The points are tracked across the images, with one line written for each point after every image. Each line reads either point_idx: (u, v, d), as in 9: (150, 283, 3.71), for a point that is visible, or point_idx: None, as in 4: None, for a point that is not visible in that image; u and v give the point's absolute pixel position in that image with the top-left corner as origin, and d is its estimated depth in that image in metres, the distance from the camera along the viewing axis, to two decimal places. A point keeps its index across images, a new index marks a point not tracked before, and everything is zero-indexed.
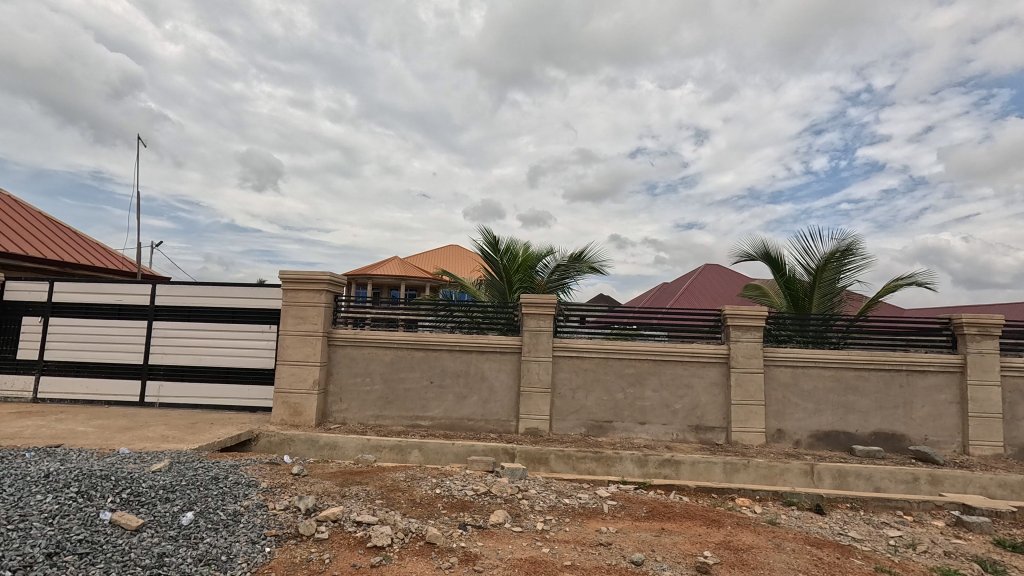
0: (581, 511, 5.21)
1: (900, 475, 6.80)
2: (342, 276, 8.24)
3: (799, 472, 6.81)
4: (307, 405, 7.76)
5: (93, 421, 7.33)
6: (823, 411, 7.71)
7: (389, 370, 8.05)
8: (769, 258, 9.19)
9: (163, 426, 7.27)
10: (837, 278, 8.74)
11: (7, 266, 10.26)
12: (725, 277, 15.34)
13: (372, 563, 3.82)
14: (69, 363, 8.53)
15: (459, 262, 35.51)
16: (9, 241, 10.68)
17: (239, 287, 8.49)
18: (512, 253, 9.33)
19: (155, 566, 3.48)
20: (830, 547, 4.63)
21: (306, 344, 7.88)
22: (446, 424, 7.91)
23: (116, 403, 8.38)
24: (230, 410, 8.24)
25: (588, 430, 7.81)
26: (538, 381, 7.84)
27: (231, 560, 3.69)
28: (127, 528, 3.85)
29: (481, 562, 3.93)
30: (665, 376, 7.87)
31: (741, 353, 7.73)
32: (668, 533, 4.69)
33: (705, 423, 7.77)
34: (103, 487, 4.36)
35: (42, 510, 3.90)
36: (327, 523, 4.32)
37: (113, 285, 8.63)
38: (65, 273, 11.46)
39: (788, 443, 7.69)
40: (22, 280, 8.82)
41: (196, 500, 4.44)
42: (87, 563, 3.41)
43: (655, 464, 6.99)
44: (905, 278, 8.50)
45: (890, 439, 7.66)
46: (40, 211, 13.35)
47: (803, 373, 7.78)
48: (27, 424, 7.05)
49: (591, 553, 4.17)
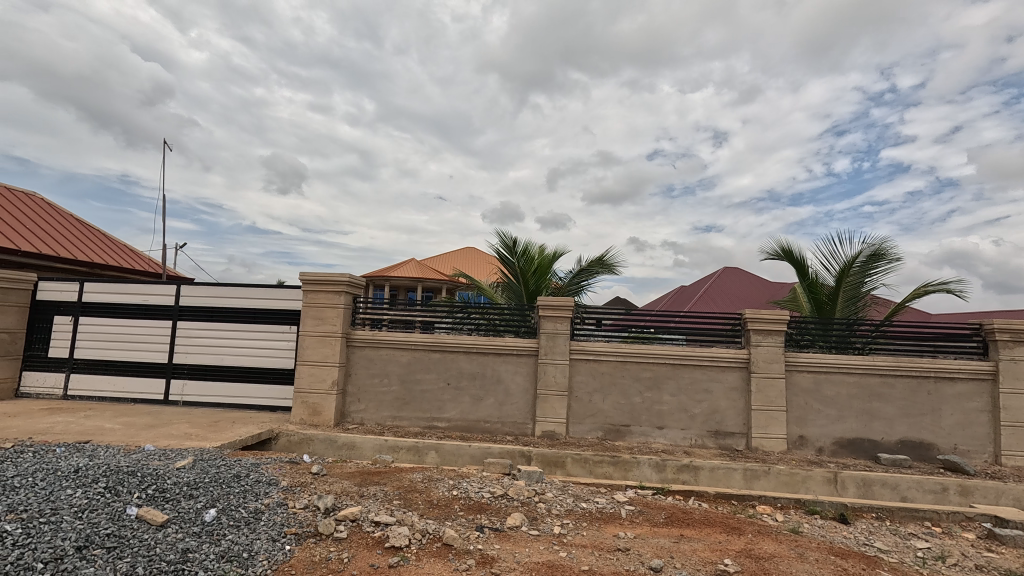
0: (599, 516, 5.18)
1: (928, 485, 6.64)
2: (360, 277, 8.32)
3: (821, 479, 6.72)
4: (326, 405, 7.84)
5: (120, 419, 7.49)
6: (846, 417, 7.54)
7: (406, 371, 8.10)
8: (791, 260, 9.03)
9: (186, 424, 7.39)
10: (863, 281, 8.52)
11: (39, 267, 10.55)
12: (743, 281, 15.04)
13: (390, 563, 3.84)
14: (97, 362, 8.76)
15: (476, 264, 35.91)
16: (43, 242, 11.10)
17: (259, 289, 8.63)
18: (530, 255, 9.30)
19: (180, 561, 3.54)
20: (855, 558, 4.51)
21: (325, 345, 7.96)
22: (462, 426, 7.93)
23: (143, 401, 8.57)
24: (252, 410, 8.35)
25: (605, 434, 7.75)
26: (554, 384, 7.81)
27: (253, 557, 3.74)
28: (153, 523, 3.93)
29: (498, 565, 3.92)
30: (683, 380, 7.78)
31: (762, 358, 7.60)
32: (687, 540, 4.62)
33: (724, 429, 7.65)
34: (130, 483, 4.47)
35: (72, 504, 4.02)
36: (346, 522, 4.37)
37: (140, 285, 8.85)
38: (94, 274, 11.75)
39: (810, 450, 7.54)
40: (54, 280, 9.09)
41: (219, 498, 4.52)
42: (115, 557, 3.48)
43: (673, 469, 6.92)
44: (935, 284, 8.21)
45: (917, 447, 7.46)
46: (71, 214, 13.81)
47: (827, 379, 7.62)
48: (57, 421, 7.24)
49: (609, 558, 4.15)
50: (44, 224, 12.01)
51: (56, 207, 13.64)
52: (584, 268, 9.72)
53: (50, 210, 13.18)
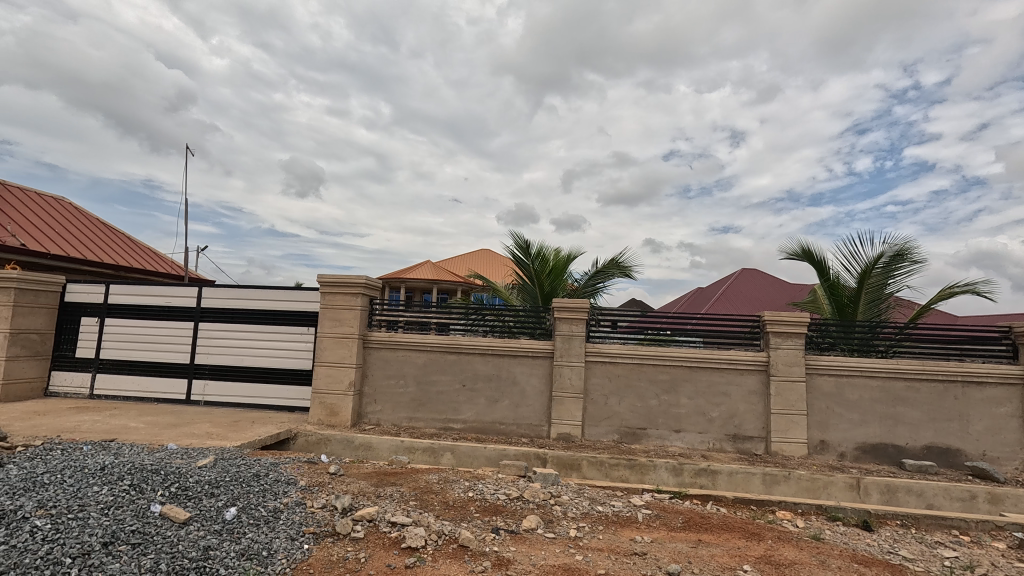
0: (615, 519, 5.14)
1: (956, 492, 6.45)
2: (376, 279, 8.39)
3: (844, 485, 6.57)
4: (343, 406, 7.92)
5: (144, 418, 7.66)
6: (869, 422, 7.38)
7: (422, 373, 8.15)
8: (812, 261, 8.87)
9: (207, 424, 7.53)
10: (886, 282, 8.34)
11: (67, 270, 10.85)
12: (762, 282, 14.82)
13: (407, 563, 3.86)
14: (122, 362, 8.97)
15: (492, 266, 35.99)
16: (71, 246, 11.42)
17: (277, 291, 8.76)
18: (545, 257, 9.29)
19: (201, 558, 3.60)
20: (880, 566, 4.41)
21: (342, 346, 8.04)
22: (478, 428, 7.94)
23: (165, 401, 8.76)
24: (270, 410, 8.47)
25: (621, 437, 7.70)
26: (570, 387, 7.78)
27: (272, 556, 3.79)
28: (175, 521, 4.01)
29: (514, 567, 3.92)
30: (701, 383, 7.69)
31: (781, 361, 7.48)
32: (706, 546, 4.57)
33: (743, 433, 7.54)
34: (154, 480, 4.58)
35: (98, 500, 4.12)
36: (363, 522, 4.41)
37: (163, 287, 9.05)
38: (120, 277, 12.05)
39: (832, 455, 7.39)
40: (82, 282, 9.35)
41: (239, 497, 4.60)
42: (139, 553, 3.56)
43: (691, 473, 6.83)
44: (961, 285, 7.99)
45: (944, 453, 7.26)
46: (98, 218, 14.19)
47: (849, 383, 7.46)
48: (84, 419, 7.44)
49: (626, 562, 4.12)
50: (72, 228, 12.36)
51: (84, 212, 14.02)
52: (600, 270, 9.67)
53: (78, 214, 13.55)
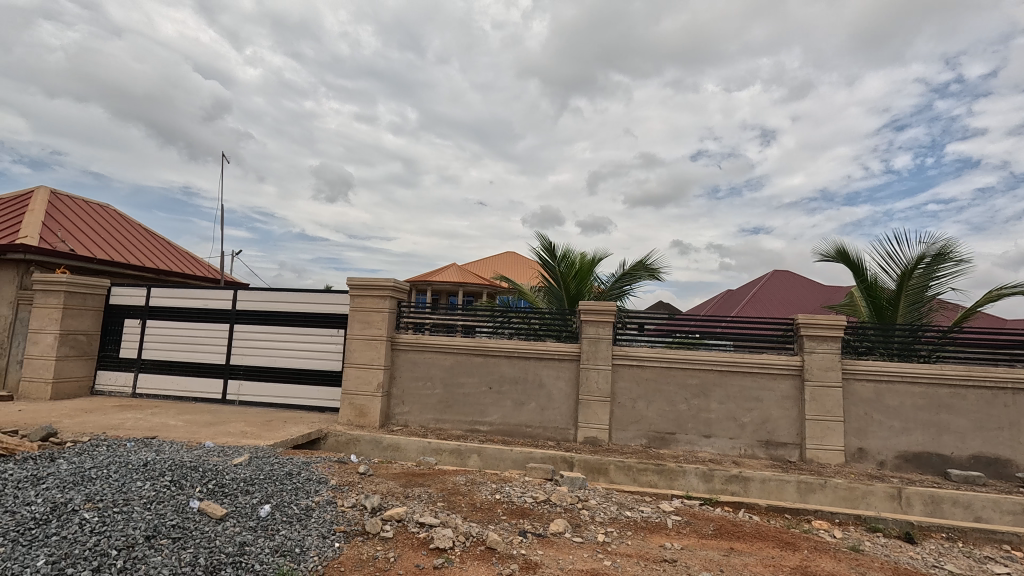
0: (644, 525, 5.07)
1: (1007, 505, 6.13)
2: (405, 282, 8.50)
3: (884, 495, 6.32)
4: (372, 407, 8.03)
5: (183, 416, 7.94)
6: (911, 430, 7.08)
7: (449, 375, 8.20)
8: (848, 263, 8.58)
9: (242, 423, 7.75)
10: (928, 284, 8.00)
11: (113, 274, 11.33)
12: (796, 284, 14.41)
13: (435, 564, 3.88)
14: (162, 362, 9.31)
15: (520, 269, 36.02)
16: (116, 251, 11.95)
17: (308, 293, 8.96)
18: (571, 259, 9.24)
19: (237, 554, 3.70)
20: None
21: (371, 348, 8.17)
22: (504, 430, 7.95)
23: (203, 400, 9.05)
24: (302, 410, 8.66)
25: (649, 442, 7.59)
26: (597, 390, 7.71)
27: (304, 553, 3.87)
28: (213, 517, 4.14)
29: (541, 571, 3.90)
30: (731, 388, 7.51)
31: (816, 365, 7.25)
32: (738, 554, 4.45)
33: (776, 439, 7.34)
34: (192, 477, 4.74)
35: (141, 495, 4.29)
36: (392, 522, 4.46)
37: (201, 290, 9.36)
38: (161, 280, 12.52)
39: (871, 464, 7.12)
40: (126, 285, 9.75)
41: (273, 494, 4.71)
42: (179, 547, 3.68)
43: (722, 480, 6.68)
44: (1010, 287, 7.60)
45: (993, 463, 6.91)
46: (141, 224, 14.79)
47: (889, 389, 7.18)
48: (128, 417, 7.75)
49: (656, 569, 4.05)
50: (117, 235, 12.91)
51: (129, 219, 14.63)
52: (627, 272, 9.57)
53: (123, 221, 14.15)
